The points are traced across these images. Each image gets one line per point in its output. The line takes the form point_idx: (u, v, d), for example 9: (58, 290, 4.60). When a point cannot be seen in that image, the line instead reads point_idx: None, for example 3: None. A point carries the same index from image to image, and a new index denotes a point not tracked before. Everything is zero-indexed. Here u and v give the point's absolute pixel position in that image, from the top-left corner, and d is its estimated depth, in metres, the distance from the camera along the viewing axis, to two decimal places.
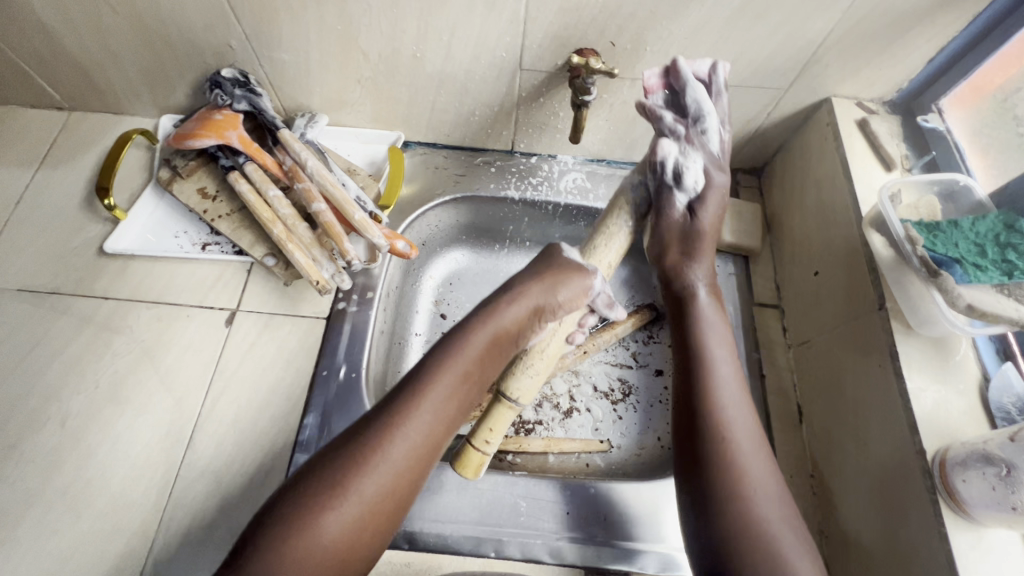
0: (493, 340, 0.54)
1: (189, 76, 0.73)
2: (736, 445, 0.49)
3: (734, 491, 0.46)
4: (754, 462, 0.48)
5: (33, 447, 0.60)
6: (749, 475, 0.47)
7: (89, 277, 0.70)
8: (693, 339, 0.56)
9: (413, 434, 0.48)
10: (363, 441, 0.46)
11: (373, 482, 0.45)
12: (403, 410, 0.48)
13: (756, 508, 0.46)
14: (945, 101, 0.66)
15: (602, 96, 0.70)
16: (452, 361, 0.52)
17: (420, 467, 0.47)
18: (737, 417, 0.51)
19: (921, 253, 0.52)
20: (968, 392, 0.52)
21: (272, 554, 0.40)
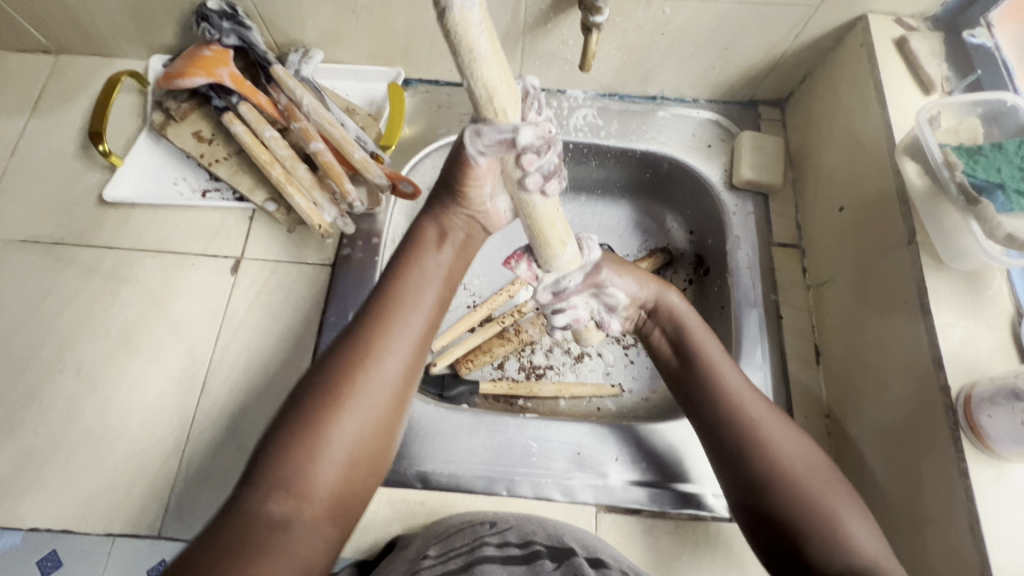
0: (447, 235, 0.50)
1: (173, 10, 0.68)
2: (763, 433, 0.48)
3: (768, 469, 0.47)
4: (783, 440, 0.48)
5: (52, 393, 0.61)
6: (757, 416, 0.49)
7: (92, 227, 0.69)
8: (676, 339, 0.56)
9: (396, 338, 0.45)
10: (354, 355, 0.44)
11: (372, 384, 0.43)
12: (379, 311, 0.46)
13: (775, 449, 0.48)
14: (996, 13, 0.61)
15: (615, 19, 0.65)
16: (419, 259, 0.49)
17: (411, 371, 0.46)
18: (753, 403, 0.50)
19: (959, 179, 0.49)
20: (999, 328, 0.50)
21: (293, 456, 0.40)
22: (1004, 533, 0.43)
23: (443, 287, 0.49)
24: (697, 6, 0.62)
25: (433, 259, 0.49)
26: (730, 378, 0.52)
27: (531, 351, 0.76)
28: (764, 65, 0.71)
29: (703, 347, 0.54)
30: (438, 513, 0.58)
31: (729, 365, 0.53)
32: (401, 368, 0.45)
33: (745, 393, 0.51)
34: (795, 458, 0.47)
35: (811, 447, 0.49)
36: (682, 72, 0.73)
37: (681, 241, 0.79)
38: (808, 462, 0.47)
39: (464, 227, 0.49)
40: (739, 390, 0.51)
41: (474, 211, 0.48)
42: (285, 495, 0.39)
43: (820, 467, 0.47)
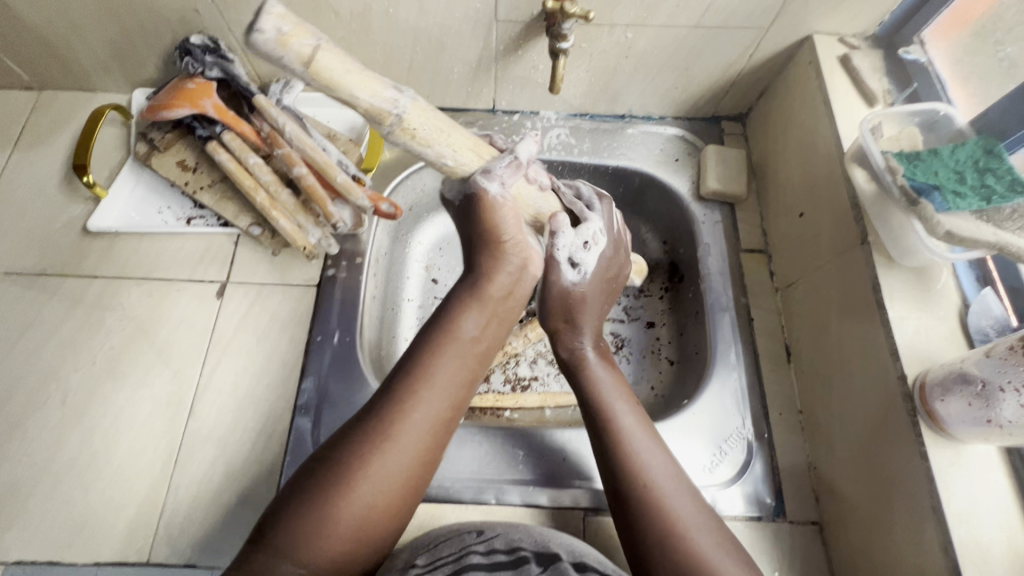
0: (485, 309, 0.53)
1: (157, 46, 0.71)
2: (654, 487, 0.48)
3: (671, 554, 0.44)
4: (680, 506, 0.47)
5: (36, 425, 0.61)
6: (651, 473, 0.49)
7: (76, 257, 0.69)
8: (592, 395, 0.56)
9: (419, 411, 0.47)
10: (374, 424, 0.46)
11: (391, 457, 0.45)
12: (413, 379, 0.48)
13: (669, 507, 0.47)
14: (927, 32, 0.66)
15: (581, 44, 0.69)
16: (454, 333, 0.51)
17: (429, 449, 0.47)
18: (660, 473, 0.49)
19: (901, 183, 0.52)
20: (948, 318, 0.53)
21: (304, 523, 0.41)
22: (962, 510, 0.46)
23: (477, 363, 0.52)
24: (657, 31, 0.67)
25: (470, 330, 0.52)
26: (633, 436, 0.52)
27: (515, 363, 0.78)
28: (723, 83, 0.76)
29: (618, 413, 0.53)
30: (427, 525, 0.59)
31: (637, 424, 0.53)
32: (424, 440, 0.46)
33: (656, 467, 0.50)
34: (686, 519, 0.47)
35: (722, 537, 0.46)
36: (647, 92, 0.78)
37: (656, 252, 0.82)
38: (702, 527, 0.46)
39: (507, 282, 0.55)
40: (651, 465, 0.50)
41: (522, 255, 0.55)
42: (295, 559, 0.40)
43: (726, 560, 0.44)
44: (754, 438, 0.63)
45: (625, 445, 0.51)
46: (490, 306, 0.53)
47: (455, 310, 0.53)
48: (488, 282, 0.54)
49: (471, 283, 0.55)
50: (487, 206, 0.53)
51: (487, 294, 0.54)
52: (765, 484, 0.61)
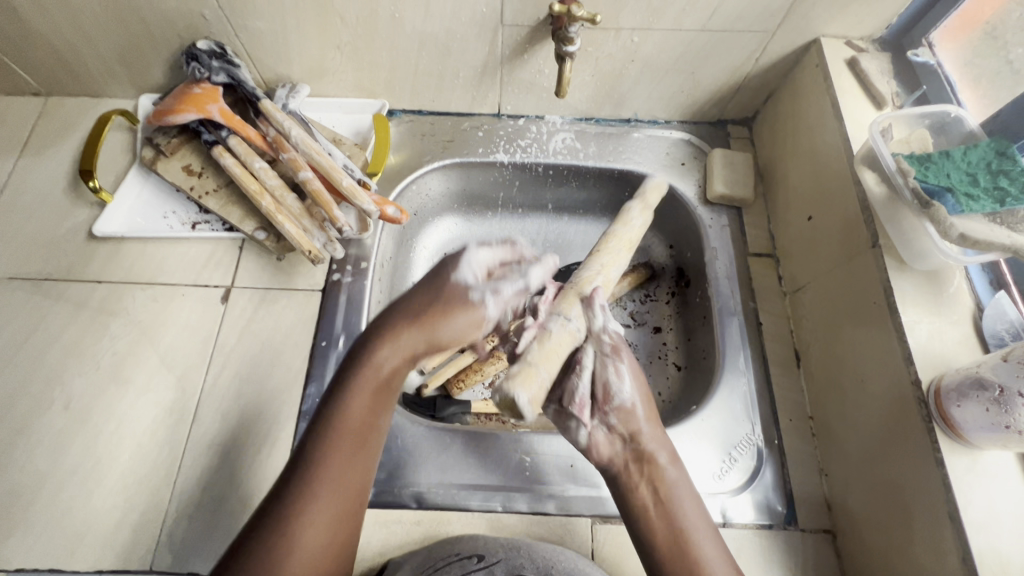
0: (373, 383, 0.49)
1: (164, 51, 0.71)
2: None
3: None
4: None
5: (39, 430, 0.61)
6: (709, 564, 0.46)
7: (81, 262, 0.69)
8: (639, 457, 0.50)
9: (322, 506, 0.43)
10: (274, 528, 0.42)
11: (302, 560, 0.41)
12: (307, 471, 0.45)
13: None
14: (935, 35, 0.65)
15: (587, 49, 0.69)
16: (338, 414, 0.48)
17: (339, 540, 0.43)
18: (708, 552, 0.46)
19: (912, 185, 0.52)
20: (962, 322, 0.53)
21: None
22: (980, 518, 0.45)
23: (369, 439, 0.48)
24: (663, 34, 0.66)
25: (355, 410, 0.48)
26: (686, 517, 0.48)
27: None
28: (728, 87, 0.76)
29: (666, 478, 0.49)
30: (433, 533, 0.58)
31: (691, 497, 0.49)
32: (329, 533, 0.43)
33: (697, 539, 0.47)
34: None
35: None
36: (653, 96, 0.77)
37: (662, 256, 0.82)
38: None
39: (392, 366, 0.50)
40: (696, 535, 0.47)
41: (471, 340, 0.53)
42: None
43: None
44: (764, 444, 0.62)
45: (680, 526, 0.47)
46: (373, 379, 0.49)
47: (336, 392, 0.49)
48: (376, 356, 0.50)
49: (353, 358, 0.50)
50: (445, 284, 0.53)
51: (376, 368, 0.50)
52: (776, 491, 0.60)
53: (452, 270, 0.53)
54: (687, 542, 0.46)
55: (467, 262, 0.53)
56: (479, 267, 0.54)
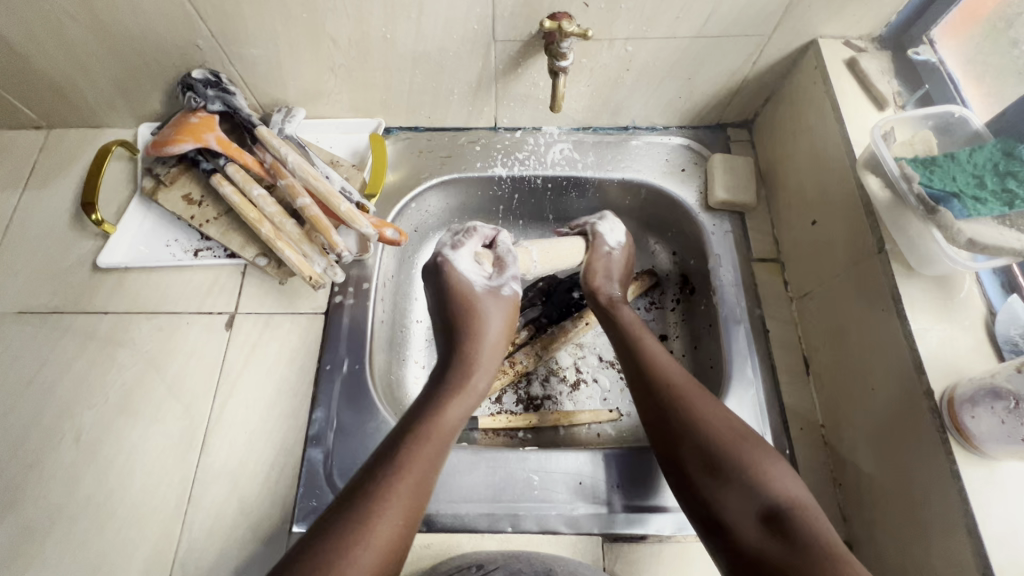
0: (464, 401, 0.57)
1: (160, 81, 0.72)
2: (692, 409, 0.53)
3: (683, 408, 0.53)
4: (732, 431, 0.51)
5: (52, 464, 0.61)
6: (694, 404, 0.53)
7: (87, 293, 0.70)
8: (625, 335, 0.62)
9: (415, 478, 0.49)
10: (368, 493, 0.47)
11: (386, 526, 0.46)
12: (406, 446, 0.51)
13: (715, 429, 0.51)
14: (937, 31, 0.64)
15: (581, 60, 0.68)
16: (441, 417, 0.54)
17: (411, 513, 0.48)
18: (676, 371, 0.56)
19: (917, 191, 0.51)
20: (973, 328, 0.52)
21: None
22: (999, 531, 0.44)
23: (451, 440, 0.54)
24: (657, 42, 0.66)
25: (454, 418, 0.55)
26: (670, 365, 0.58)
27: (527, 382, 0.77)
28: (726, 91, 0.75)
29: (619, 305, 0.66)
30: (444, 556, 0.58)
31: (668, 356, 0.59)
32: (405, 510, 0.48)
33: (647, 337, 0.61)
34: (744, 446, 0.50)
35: (781, 471, 0.48)
36: (650, 103, 0.77)
37: (666, 263, 0.82)
38: (756, 455, 0.49)
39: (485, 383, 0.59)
40: (648, 338, 0.61)
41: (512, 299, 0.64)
42: None
43: (729, 417, 0.52)
44: None
45: (663, 374, 0.56)
46: (466, 398, 0.57)
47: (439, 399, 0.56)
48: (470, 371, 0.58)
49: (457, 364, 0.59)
50: (488, 297, 0.61)
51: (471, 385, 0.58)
52: None
53: (464, 282, 0.61)
54: (673, 387, 0.55)
55: (467, 261, 0.62)
56: (474, 264, 0.62)
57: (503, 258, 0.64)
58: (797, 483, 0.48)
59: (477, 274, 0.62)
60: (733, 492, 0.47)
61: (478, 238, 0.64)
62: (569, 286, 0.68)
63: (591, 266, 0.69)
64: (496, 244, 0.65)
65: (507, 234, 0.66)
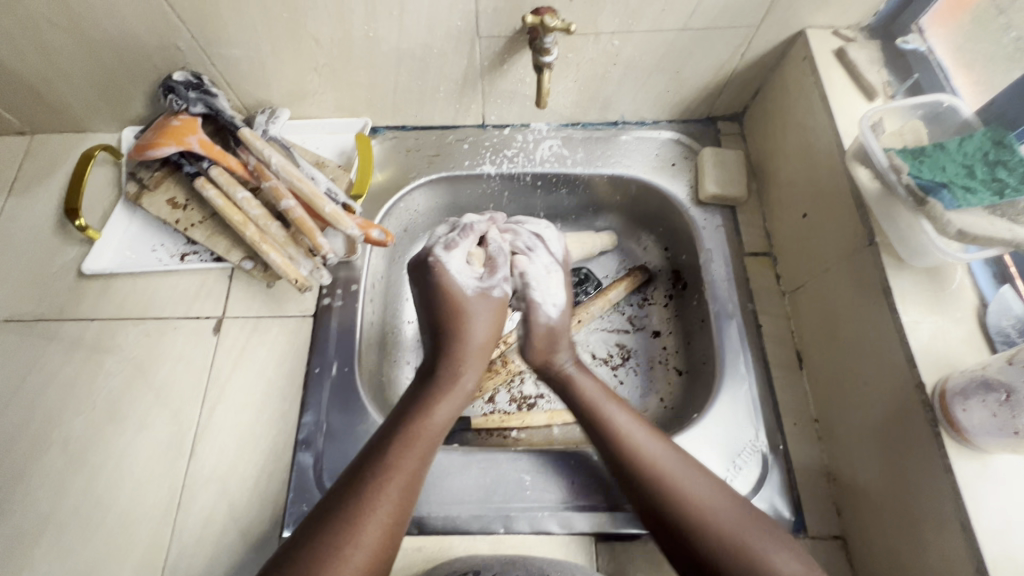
0: (451, 400, 0.56)
1: (142, 84, 0.71)
2: (653, 467, 0.51)
3: (667, 500, 0.49)
4: (698, 490, 0.49)
5: (39, 473, 0.61)
6: (651, 458, 0.52)
7: (73, 300, 0.69)
8: (586, 401, 0.58)
9: (405, 475, 0.49)
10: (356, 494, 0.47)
11: (376, 523, 0.46)
12: (395, 446, 0.51)
13: (686, 491, 0.49)
14: (926, 19, 0.64)
15: (567, 55, 0.67)
16: (429, 414, 0.54)
17: (402, 509, 0.48)
18: (623, 419, 0.55)
19: (907, 181, 0.50)
20: (966, 320, 0.51)
21: None
22: (994, 526, 0.44)
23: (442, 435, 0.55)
24: (644, 36, 0.65)
25: (443, 414, 0.55)
26: (628, 429, 0.54)
27: (520, 381, 0.76)
28: (715, 84, 0.74)
29: (574, 377, 0.60)
30: (436, 558, 0.57)
31: (623, 415, 0.56)
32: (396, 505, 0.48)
33: (610, 408, 0.57)
34: (704, 497, 0.49)
35: (752, 521, 0.48)
36: (639, 98, 0.76)
37: (657, 259, 0.81)
38: (722, 505, 0.49)
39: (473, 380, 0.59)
40: (609, 409, 0.57)
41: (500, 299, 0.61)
42: None
43: (722, 499, 0.49)
44: (769, 450, 0.61)
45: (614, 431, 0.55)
46: (456, 395, 0.57)
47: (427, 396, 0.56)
48: (460, 366, 0.58)
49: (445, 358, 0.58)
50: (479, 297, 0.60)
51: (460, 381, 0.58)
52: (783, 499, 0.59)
53: (455, 283, 0.60)
54: (625, 442, 0.54)
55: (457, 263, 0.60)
56: (463, 265, 0.61)
57: (495, 258, 0.62)
58: (794, 563, 0.45)
59: (468, 277, 0.60)
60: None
61: (471, 236, 0.63)
62: (556, 317, 0.62)
63: (532, 339, 0.61)
64: (488, 243, 0.64)
65: (534, 257, 0.64)
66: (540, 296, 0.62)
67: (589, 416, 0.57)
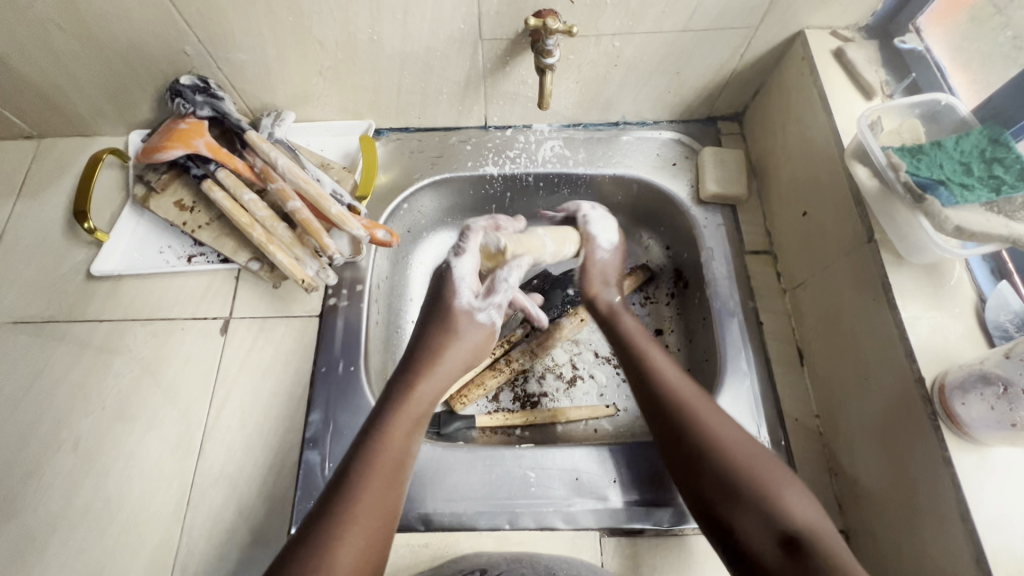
0: (434, 385, 0.59)
1: (149, 88, 0.72)
2: (687, 402, 0.54)
3: (692, 426, 0.52)
4: (727, 433, 0.52)
5: (50, 472, 0.62)
6: (688, 395, 0.55)
7: (82, 302, 0.70)
8: (631, 342, 0.63)
9: (390, 455, 0.52)
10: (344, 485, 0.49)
11: (368, 504, 0.48)
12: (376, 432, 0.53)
13: (719, 432, 0.52)
14: (922, 19, 0.64)
15: (568, 57, 0.68)
16: (410, 396, 0.57)
17: (393, 487, 0.51)
18: (661, 360, 0.60)
19: (905, 178, 0.51)
20: (964, 315, 0.52)
21: None
22: (992, 517, 0.44)
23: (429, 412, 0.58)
24: (644, 37, 0.66)
25: (425, 393, 0.58)
26: (666, 370, 0.58)
27: (524, 379, 0.77)
28: (715, 84, 0.75)
29: (618, 314, 0.68)
30: (442, 555, 0.58)
31: (667, 363, 0.59)
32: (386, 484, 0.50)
33: (648, 345, 0.62)
34: (732, 440, 0.51)
35: (778, 469, 0.49)
36: (640, 98, 0.77)
37: (659, 257, 0.82)
38: (745, 447, 0.51)
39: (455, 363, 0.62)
40: (649, 346, 0.62)
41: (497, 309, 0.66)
42: None
43: (749, 443, 0.51)
44: (771, 446, 0.62)
45: (653, 370, 0.58)
46: (440, 376, 0.60)
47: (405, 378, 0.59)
48: (440, 353, 0.61)
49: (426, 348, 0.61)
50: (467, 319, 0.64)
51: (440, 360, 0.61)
52: None
53: (453, 294, 0.64)
54: (657, 367, 0.59)
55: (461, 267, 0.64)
56: (467, 276, 0.64)
57: (495, 284, 0.65)
58: (811, 507, 0.47)
59: (467, 291, 0.64)
60: (749, 515, 0.47)
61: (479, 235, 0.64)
62: (609, 254, 0.72)
63: (588, 275, 0.72)
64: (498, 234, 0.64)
65: (591, 208, 0.73)
66: (596, 234, 0.72)
67: (634, 356, 0.61)
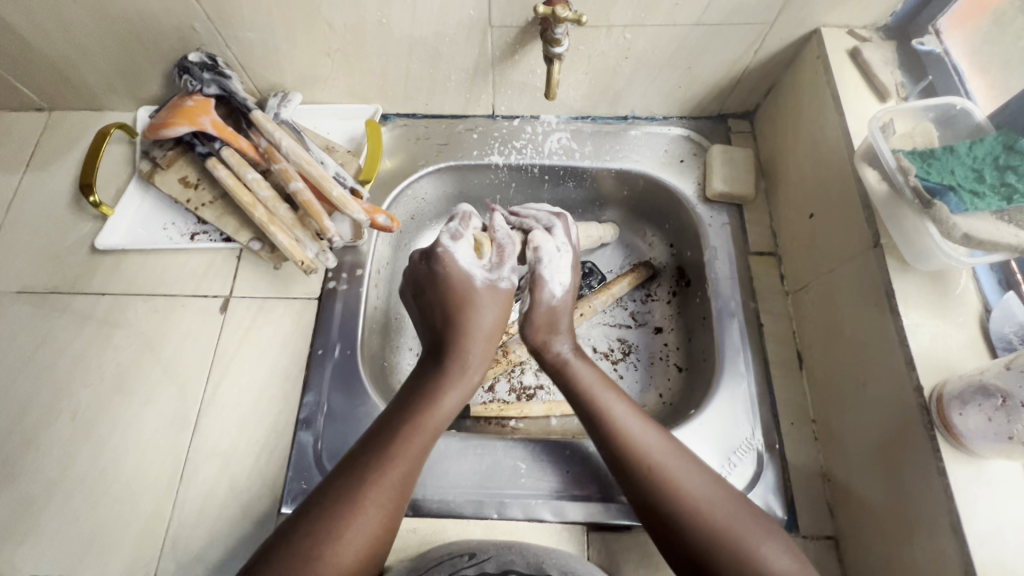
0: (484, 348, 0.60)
1: (158, 65, 0.72)
2: (651, 458, 0.51)
3: (659, 493, 0.49)
4: (696, 486, 0.49)
5: (48, 440, 0.63)
6: (645, 449, 0.51)
7: (85, 274, 0.71)
8: (585, 390, 0.57)
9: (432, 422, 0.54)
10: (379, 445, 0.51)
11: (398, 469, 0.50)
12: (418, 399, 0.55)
13: (684, 489, 0.49)
14: (943, 21, 0.63)
15: (578, 47, 0.67)
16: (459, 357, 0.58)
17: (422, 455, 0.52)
18: (620, 408, 0.55)
19: (913, 183, 0.50)
20: (968, 324, 0.51)
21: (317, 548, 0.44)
22: (983, 530, 0.44)
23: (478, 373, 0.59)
24: (656, 30, 0.65)
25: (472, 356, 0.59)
26: (632, 427, 0.53)
27: (521, 371, 0.77)
28: (727, 81, 0.74)
29: (571, 362, 0.59)
30: (429, 541, 0.58)
31: (629, 411, 0.55)
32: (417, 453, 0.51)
33: (605, 397, 0.56)
34: (700, 496, 0.48)
35: (754, 513, 0.48)
36: (649, 93, 0.76)
37: (663, 255, 0.81)
38: (716, 500, 0.48)
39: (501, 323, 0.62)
40: (606, 394, 0.56)
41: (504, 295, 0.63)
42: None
43: (719, 492, 0.49)
44: (765, 449, 0.61)
45: (615, 427, 0.53)
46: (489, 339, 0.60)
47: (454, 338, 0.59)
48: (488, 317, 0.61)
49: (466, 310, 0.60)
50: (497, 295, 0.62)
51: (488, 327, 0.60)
52: (777, 497, 0.59)
53: (464, 273, 0.61)
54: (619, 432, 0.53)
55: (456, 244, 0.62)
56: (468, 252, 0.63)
57: (504, 248, 0.64)
58: (779, 547, 0.45)
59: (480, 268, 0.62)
60: (719, 568, 0.45)
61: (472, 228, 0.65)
62: (560, 297, 0.63)
63: (536, 320, 0.62)
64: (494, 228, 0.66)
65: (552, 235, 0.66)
66: (546, 275, 0.63)
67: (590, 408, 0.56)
